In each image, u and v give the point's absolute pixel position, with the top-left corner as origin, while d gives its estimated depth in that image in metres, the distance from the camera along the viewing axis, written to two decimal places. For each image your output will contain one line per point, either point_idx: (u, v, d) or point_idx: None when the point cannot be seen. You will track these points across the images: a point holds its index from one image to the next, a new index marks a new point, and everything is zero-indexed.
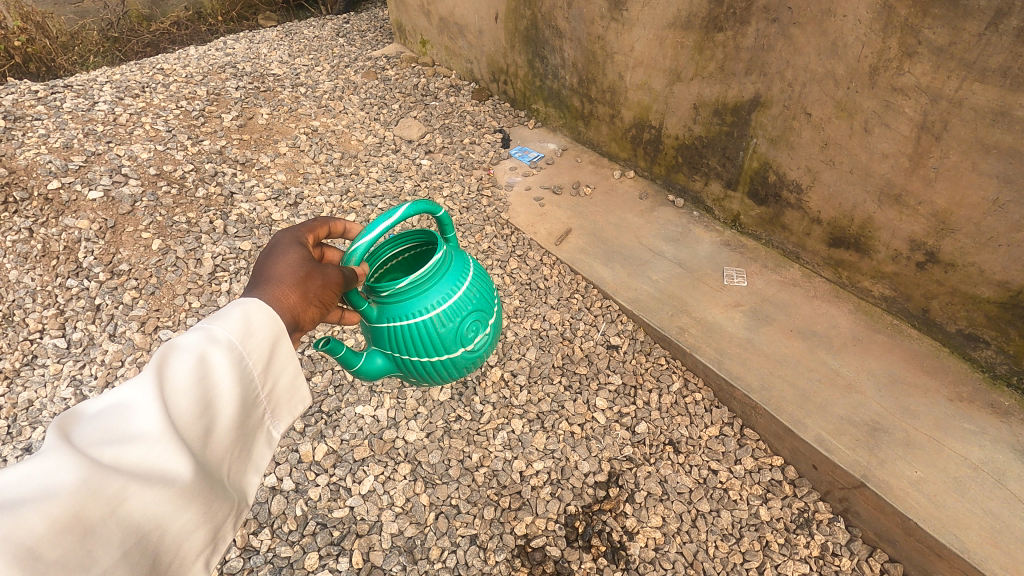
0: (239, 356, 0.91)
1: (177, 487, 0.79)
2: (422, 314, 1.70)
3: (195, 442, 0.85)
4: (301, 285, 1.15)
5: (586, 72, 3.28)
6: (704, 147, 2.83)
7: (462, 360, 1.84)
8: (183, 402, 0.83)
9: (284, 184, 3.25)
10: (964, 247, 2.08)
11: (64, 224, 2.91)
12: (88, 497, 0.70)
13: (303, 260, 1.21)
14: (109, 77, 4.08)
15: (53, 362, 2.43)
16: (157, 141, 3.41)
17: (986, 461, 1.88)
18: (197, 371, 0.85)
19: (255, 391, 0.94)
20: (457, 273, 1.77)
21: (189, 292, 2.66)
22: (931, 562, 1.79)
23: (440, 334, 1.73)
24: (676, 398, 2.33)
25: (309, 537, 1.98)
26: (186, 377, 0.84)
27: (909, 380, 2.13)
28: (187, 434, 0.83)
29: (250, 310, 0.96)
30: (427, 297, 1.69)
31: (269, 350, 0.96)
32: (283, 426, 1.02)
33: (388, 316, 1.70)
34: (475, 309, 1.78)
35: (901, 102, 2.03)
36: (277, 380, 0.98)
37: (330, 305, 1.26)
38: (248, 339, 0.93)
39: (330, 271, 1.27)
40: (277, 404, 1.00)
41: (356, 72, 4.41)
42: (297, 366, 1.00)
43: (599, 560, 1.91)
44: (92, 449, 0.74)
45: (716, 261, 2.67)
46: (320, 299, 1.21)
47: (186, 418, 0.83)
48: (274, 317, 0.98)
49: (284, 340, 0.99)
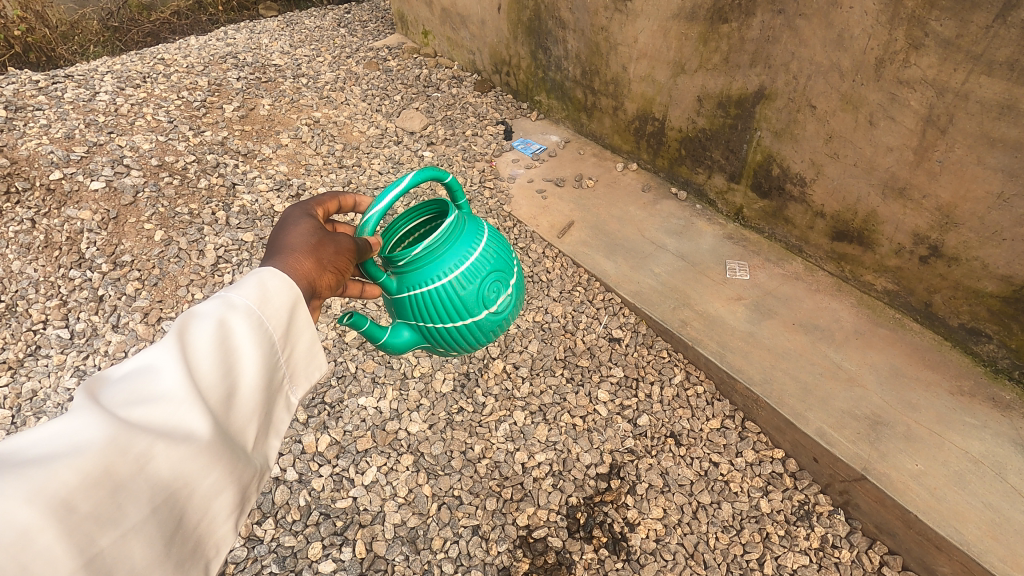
0: (258, 322, 0.92)
1: (204, 444, 0.79)
2: (441, 279, 1.70)
3: (220, 403, 0.85)
4: (314, 253, 1.15)
5: (589, 63, 3.26)
6: (707, 140, 2.82)
7: (487, 324, 1.82)
8: (205, 364, 0.84)
9: (286, 175, 3.24)
10: (968, 241, 2.08)
11: (66, 215, 2.90)
12: (119, 451, 0.70)
13: (314, 229, 1.21)
14: (109, 67, 4.06)
15: (57, 353, 2.44)
16: (158, 132, 3.40)
17: (987, 455, 1.88)
18: (217, 336, 0.87)
19: (274, 356, 0.96)
20: (471, 236, 1.76)
21: (191, 283, 2.66)
22: (930, 555, 1.80)
23: (462, 297, 1.72)
24: (678, 390, 2.34)
25: (312, 527, 2.00)
26: (206, 339, 0.85)
27: (911, 373, 2.13)
28: (211, 396, 0.83)
29: (265, 279, 0.98)
30: (444, 261, 1.69)
31: (286, 316, 0.98)
32: (301, 392, 1.04)
33: (408, 286, 1.70)
34: (493, 269, 1.77)
35: (907, 95, 2.02)
36: (294, 346, 1.00)
37: (346, 271, 1.26)
38: (265, 306, 0.95)
39: (342, 237, 1.26)
40: (295, 369, 1.02)
41: (357, 62, 4.39)
42: (314, 332, 1.03)
43: (600, 551, 1.93)
44: (120, 409, 0.75)
45: (719, 254, 2.67)
46: (336, 264, 1.21)
47: (209, 380, 0.84)
48: (288, 284, 1.00)
49: (302, 306, 1.01)
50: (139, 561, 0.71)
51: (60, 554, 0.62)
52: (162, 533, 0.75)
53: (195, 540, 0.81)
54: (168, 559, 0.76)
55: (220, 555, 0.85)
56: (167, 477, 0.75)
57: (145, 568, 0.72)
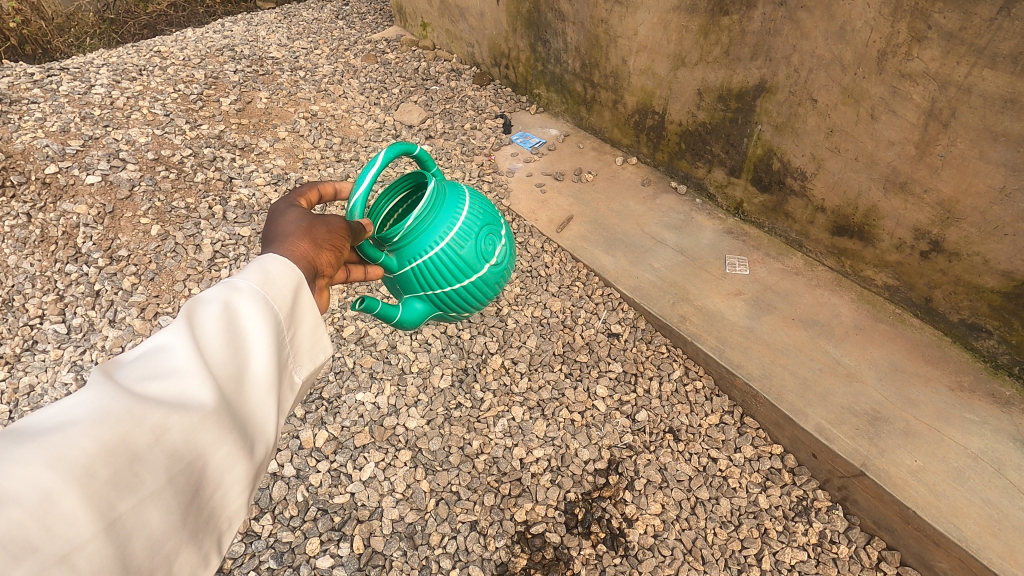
0: (265, 301, 0.89)
1: (217, 416, 0.78)
2: (437, 246, 1.71)
3: (231, 379, 0.83)
4: (309, 235, 1.12)
5: (588, 56, 3.24)
6: (707, 134, 2.80)
7: (492, 276, 1.87)
8: (215, 340, 0.82)
9: (283, 169, 3.21)
10: (969, 236, 2.06)
11: (62, 209, 2.89)
12: (134, 421, 0.69)
13: (302, 214, 1.17)
14: (106, 59, 4.03)
15: (54, 348, 2.43)
16: (155, 125, 3.37)
17: (986, 451, 1.88)
18: (225, 316, 0.84)
19: (283, 335, 0.93)
20: (453, 197, 1.77)
21: (188, 278, 2.65)
22: (929, 551, 1.80)
23: (462, 257, 1.75)
24: (676, 386, 2.33)
25: (310, 522, 1.99)
26: (215, 318, 0.83)
27: (910, 369, 2.12)
28: (222, 373, 0.82)
29: (268, 261, 0.95)
30: (436, 224, 1.71)
31: (293, 296, 0.95)
32: (305, 372, 1.00)
33: (408, 260, 1.71)
34: (483, 223, 1.79)
35: (909, 88, 2.00)
36: (300, 327, 0.97)
37: (346, 248, 1.23)
38: (272, 286, 0.92)
39: (332, 218, 1.21)
40: (299, 350, 0.99)
41: (355, 55, 4.35)
42: (317, 314, 0.99)
43: (598, 546, 1.93)
44: (134, 381, 0.73)
45: (718, 249, 2.66)
46: (335, 242, 1.19)
47: (220, 358, 0.82)
48: (291, 266, 0.97)
49: (305, 289, 0.98)
50: (155, 528, 0.71)
51: (79, 516, 0.62)
52: (177, 503, 0.74)
53: (209, 510, 0.81)
54: (182, 526, 0.75)
55: (234, 526, 0.85)
56: (182, 448, 0.74)
57: (160, 535, 0.72)
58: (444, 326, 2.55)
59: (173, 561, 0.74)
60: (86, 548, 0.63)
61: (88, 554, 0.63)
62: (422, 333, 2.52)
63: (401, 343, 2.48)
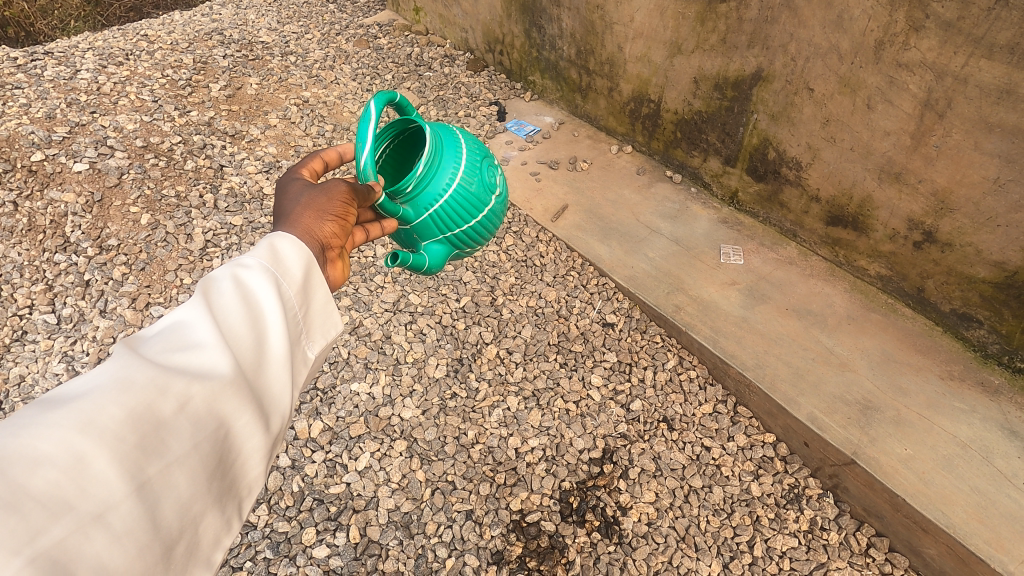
0: (275, 278, 0.88)
1: (240, 386, 0.77)
2: (450, 187, 1.51)
3: (250, 351, 0.81)
4: (308, 213, 1.08)
5: (584, 42, 3.20)
6: (703, 122, 2.79)
7: (499, 208, 1.66)
8: (233, 315, 0.80)
9: (275, 157, 3.16)
10: (962, 226, 2.07)
11: (49, 197, 2.83)
12: (158, 390, 0.68)
13: (304, 189, 1.15)
14: (91, 43, 3.94)
15: (44, 338, 2.40)
16: (143, 111, 3.30)
17: (974, 439, 1.92)
18: (240, 292, 0.83)
19: (295, 309, 0.91)
20: (442, 132, 1.57)
21: (179, 268, 2.61)
22: (917, 538, 1.83)
23: (475, 194, 1.55)
24: (671, 375, 2.34)
25: (306, 512, 1.99)
26: (230, 293, 0.82)
27: (902, 358, 2.15)
28: (241, 346, 0.80)
29: (278, 241, 0.93)
30: (440, 160, 1.51)
31: (303, 273, 0.93)
32: (317, 348, 0.97)
33: (423, 209, 1.51)
34: (477, 151, 1.60)
35: (906, 78, 2.00)
36: (312, 301, 0.95)
37: (353, 208, 1.17)
38: (281, 264, 0.91)
39: (334, 181, 1.16)
40: (310, 324, 0.96)
41: (347, 40, 4.28)
42: (326, 288, 0.97)
43: (593, 534, 1.95)
44: (159, 353, 0.73)
45: (713, 239, 2.66)
46: (338, 210, 1.12)
47: (237, 331, 0.80)
48: (300, 245, 0.95)
49: (315, 266, 0.96)
50: (184, 492, 0.70)
51: (113, 478, 0.62)
52: (205, 469, 0.73)
53: (231, 478, 0.79)
54: (209, 492, 0.74)
55: (253, 494, 0.83)
56: (207, 416, 0.73)
57: (189, 500, 0.71)
58: (439, 317, 2.54)
59: (200, 526, 0.73)
60: (121, 508, 0.62)
61: (122, 514, 0.62)
62: (416, 323, 2.51)
63: (396, 334, 2.47)
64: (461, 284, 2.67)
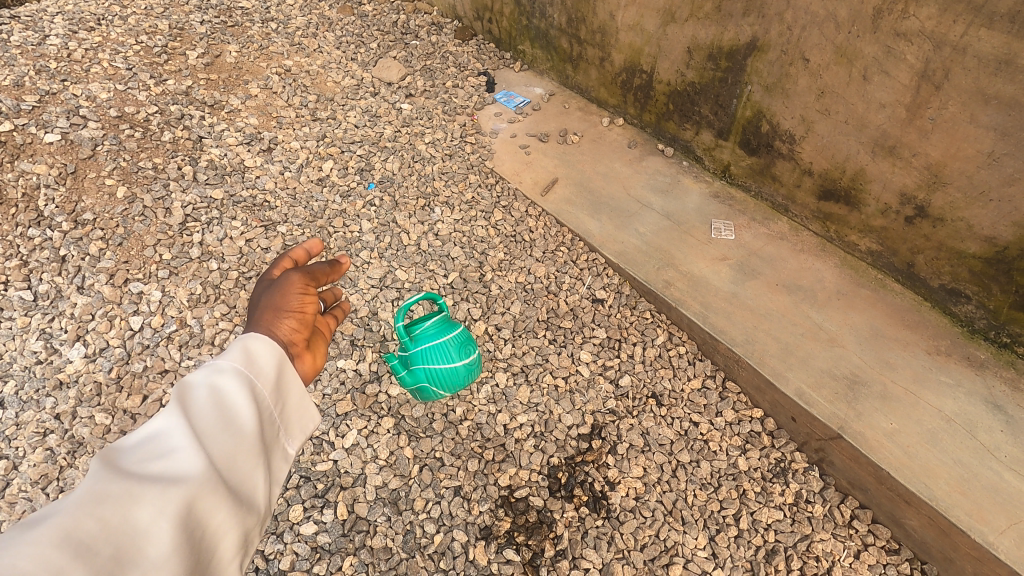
0: (251, 380, 0.80)
1: (222, 494, 0.68)
2: None
3: (230, 456, 0.73)
4: (267, 316, 0.97)
5: (575, 10, 3.11)
6: (696, 94, 2.73)
7: None
8: (210, 423, 0.72)
9: (256, 128, 3.08)
10: (954, 201, 2.05)
11: (19, 168, 2.71)
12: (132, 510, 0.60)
13: (265, 290, 1.03)
14: (60, 7, 3.76)
15: (20, 315, 2.33)
16: (116, 79, 3.17)
17: (959, 413, 1.93)
18: (215, 398, 0.75)
19: (271, 408, 0.83)
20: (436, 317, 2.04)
21: (158, 243, 2.54)
22: (900, 510, 1.86)
23: None
24: (660, 351, 2.34)
25: (293, 490, 1.96)
26: (202, 402, 0.73)
27: (890, 333, 2.16)
28: (221, 454, 0.72)
29: (251, 341, 0.85)
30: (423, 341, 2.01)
31: (279, 371, 0.85)
32: (293, 447, 0.88)
33: None
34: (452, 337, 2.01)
35: (903, 48, 1.95)
36: (289, 397, 0.87)
37: (314, 296, 1.07)
38: (257, 365, 0.83)
39: (292, 275, 1.05)
40: (286, 422, 0.87)
41: (330, 6, 4.13)
42: (303, 384, 0.89)
43: (581, 509, 1.96)
44: (129, 467, 0.64)
45: (704, 214, 2.63)
46: (295, 303, 1.02)
47: (215, 436, 0.72)
48: (272, 342, 0.87)
49: (289, 363, 0.88)
50: None
51: None
52: None
53: None
54: None
55: None
56: (187, 526, 0.64)
57: None
58: (426, 293, 2.49)
59: None
60: None
61: None
62: (403, 300, 2.46)
63: (383, 310, 2.42)
64: (449, 260, 2.62)
